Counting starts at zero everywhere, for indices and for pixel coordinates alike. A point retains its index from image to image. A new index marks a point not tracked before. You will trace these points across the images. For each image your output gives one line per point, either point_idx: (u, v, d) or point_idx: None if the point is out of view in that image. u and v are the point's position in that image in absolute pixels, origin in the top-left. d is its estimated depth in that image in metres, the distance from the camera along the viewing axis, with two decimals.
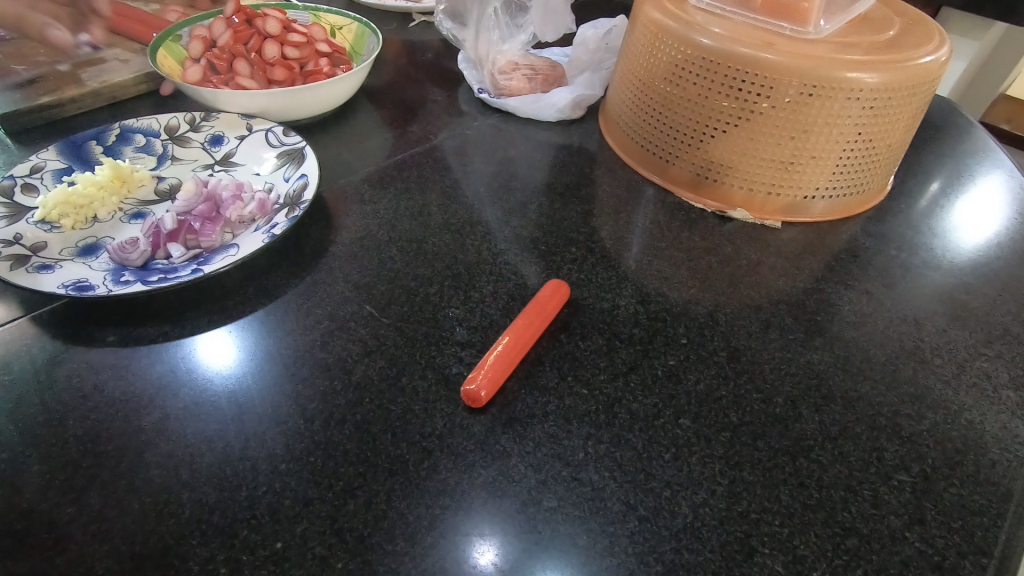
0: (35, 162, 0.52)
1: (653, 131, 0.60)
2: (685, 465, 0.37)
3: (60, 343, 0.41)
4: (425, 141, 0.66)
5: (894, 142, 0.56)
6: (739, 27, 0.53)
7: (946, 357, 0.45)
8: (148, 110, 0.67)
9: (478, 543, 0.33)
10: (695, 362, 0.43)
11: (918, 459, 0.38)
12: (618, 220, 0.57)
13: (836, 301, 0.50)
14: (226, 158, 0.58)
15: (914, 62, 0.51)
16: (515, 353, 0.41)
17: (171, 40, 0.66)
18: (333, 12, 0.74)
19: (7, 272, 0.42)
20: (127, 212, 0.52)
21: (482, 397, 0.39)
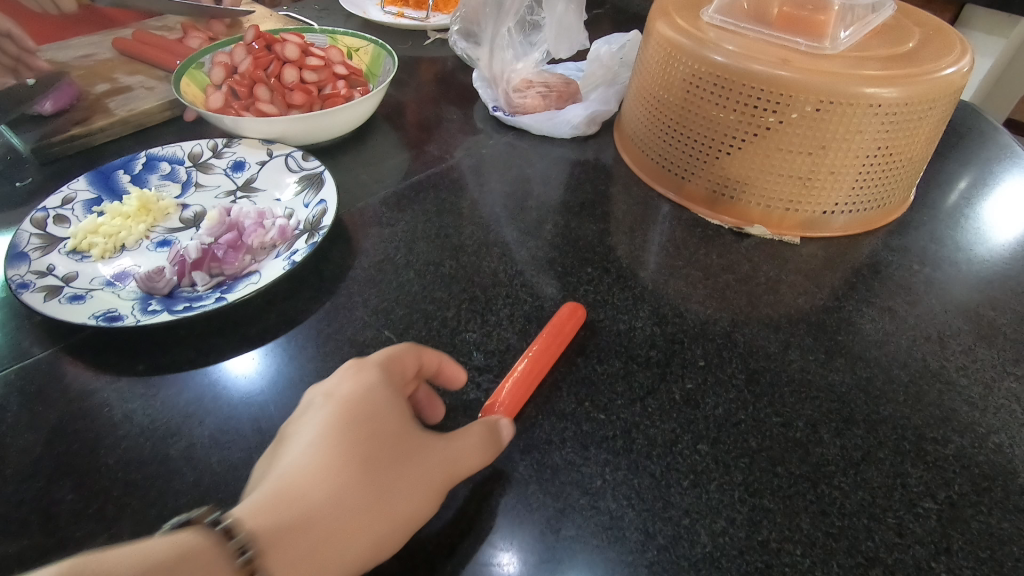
0: (67, 193, 0.54)
1: (668, 148, 0.60)
2: (704, 492, 0.37)
3: (91, 372, 0.43)
4: (441, 161, 0.66)
5: (915, 154, 0.55)
6: (753, 43, 0.52)
7: (972, 378, 0.44)
8: (171, 136, 0.68)
9: (496, 547, 0.34)
10: (714, 385, 0.43)
11: (944, 485, 0.37)
12: (634, 238, 0.57)
13: (857, 319, 0.49)
14: (248, 183, 0.59)
15: (934, 74, 0.50)
16: (531, 379, 0.42)
17: (194, 68, 0.68)
18: (349, 34, 0.76)
19: (41, 303, 0.43)
20: (154, 239, 0.53)
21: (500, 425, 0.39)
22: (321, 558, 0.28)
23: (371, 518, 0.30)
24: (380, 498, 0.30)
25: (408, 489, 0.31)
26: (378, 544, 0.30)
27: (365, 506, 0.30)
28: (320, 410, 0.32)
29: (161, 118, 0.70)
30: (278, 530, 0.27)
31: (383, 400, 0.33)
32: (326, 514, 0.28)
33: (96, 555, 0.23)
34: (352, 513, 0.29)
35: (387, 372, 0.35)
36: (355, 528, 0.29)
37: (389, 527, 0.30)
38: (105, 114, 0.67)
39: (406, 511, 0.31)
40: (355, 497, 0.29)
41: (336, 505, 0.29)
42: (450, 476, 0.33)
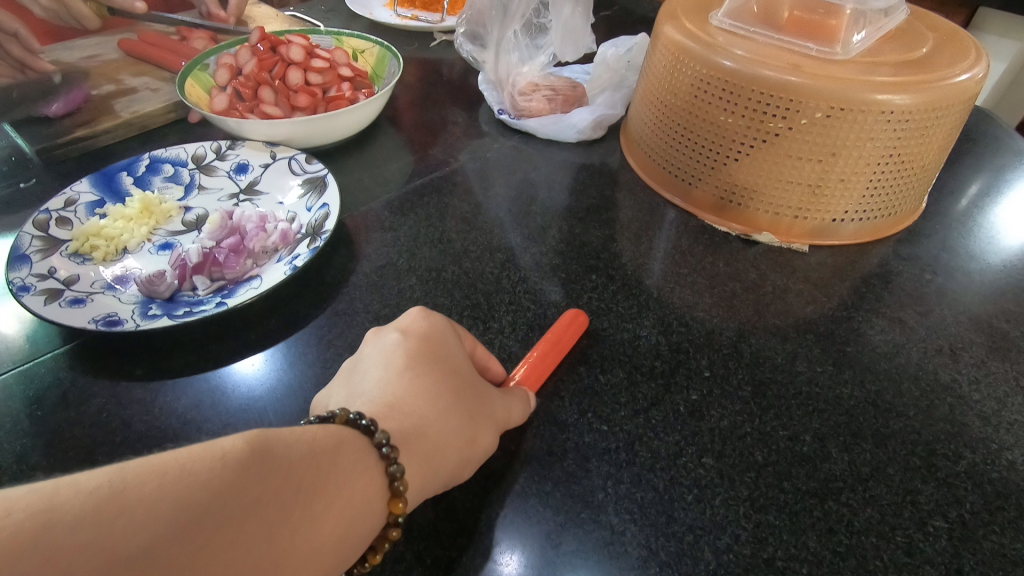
0: (70, 195, 0.54)
1: (675, 153, 0.60)
2: (708, 507, 0.36)
3: (90, 377, 0.42)
4: (446, 165, 0.66)
5: (928, 162, 0.54)
6: (762, 48, 0.51)
7: (984, 392, 0.43)
8: (175, 138, 0.68)
9: (499, 550, 0.34)
10: (719, 397, 0.42)
11: (955, 503, 0.37)
12: (640, 244, 0.57)
13: (866, 330, 0.48)
14: (251, 186, 0.59)
15: (947, 81, 0.49)
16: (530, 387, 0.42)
17: (199, 69, 0.68)
18: (354, 36, 0.75)
19: (40, 306, 0.43)
20: (155, 242, 0.53)
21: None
22: (431, 462, 0.33)
23: (464, 437, 0.35)
24: (469, 421, 0.35)
25: (489, 417, 0.36)
26: (467, 459, 0.35)
27: (459, 426, 0.35)
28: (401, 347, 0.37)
29: (165, 120, 0.70)
30: (399, 434, 0.33)
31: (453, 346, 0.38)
32: (433, 426, 0.34)
33: (273, 432, 0.28)
34: (450, 429, 0.34)
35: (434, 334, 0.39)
36: (453, 441, 0.34)
37: (475, 447, 0.35)
38: (109, 116, 0.66)
39: (487, 435, 0.36)
40: (451, 417, 0.35)
41: (438, 422, 0.34)
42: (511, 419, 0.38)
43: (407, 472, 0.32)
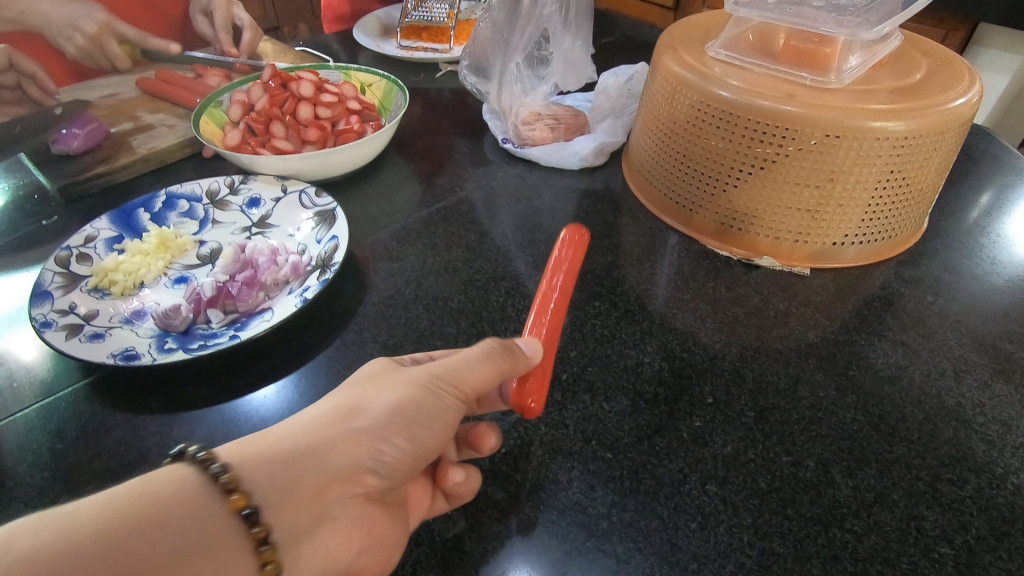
0: (89, 231, 0.56)
1: (676, 180, 0.61)
2: (712, 535, 0.36)
3: (108, 410, 0.44)
4: (452, 194, 0.67)
5: (926, 185, 0.55)
6: (758, 78, 0.53)
7: (989, 416, 0.43)
8: (190, 172, 0.71)
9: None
10: (722, 424, 0.43)
11: (961, 529, 0.37)
12: (642, 269, 0.58)
13: (869, 353, 0.49)
14: (263, 219, 0.61)
15: (942, 107, 0.50)
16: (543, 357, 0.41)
17: (213, 107, 0.71)
18: (362, 70, 0.78)
19: (62, 341, 0.45)
20: (171, 276, 0.55)
21: (533, 407, 0.39)
22: (301, 459, 0.30)
23: (347, 419, 0.33)
24: (352, 401, 0.34)
25: (380, 393, 0.35)
26: (361, 438, 0.33)
27: (334, 408, 0.34)
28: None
29: (181, 155, 0.72)
30: (256, 450, 0.30)
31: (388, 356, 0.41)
32: (298, 424, 0.32)
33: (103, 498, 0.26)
34: (324, 417, 0.33)
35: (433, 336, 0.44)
36: (328, 425, 0.32)
37: (368, 418, 0.33)
38: (127, 153, 0.69)
39: (376, 405, 0.34)
40: (325, 407, 0.34)
41: (310, 416, 0.33)
42: (461, 379, 0.37)
43: (258, 489, 0.28)
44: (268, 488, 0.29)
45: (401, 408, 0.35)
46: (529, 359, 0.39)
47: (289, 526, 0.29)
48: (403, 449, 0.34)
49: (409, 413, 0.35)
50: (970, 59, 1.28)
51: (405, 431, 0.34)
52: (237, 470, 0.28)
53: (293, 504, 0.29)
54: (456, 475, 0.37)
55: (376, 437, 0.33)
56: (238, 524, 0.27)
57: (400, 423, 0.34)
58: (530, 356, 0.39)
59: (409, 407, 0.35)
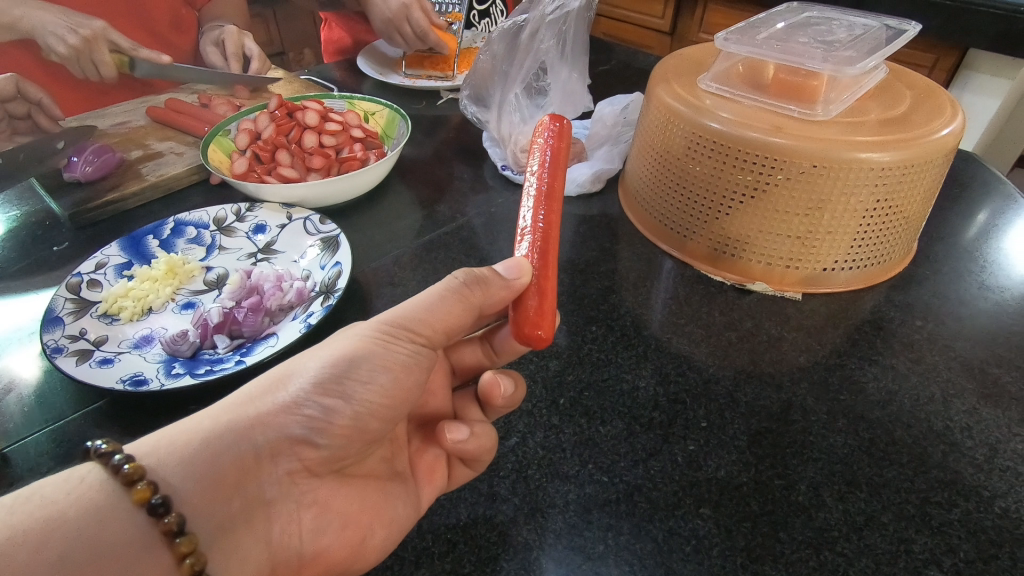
0: (100, 258, 0.58)
1: (671, 207, 0.62)
2: (705, 557, 0.37)
3: (117, 435, 0.45)
4: (452, 221, 0.69)
5: (913, 212, 0.56)
6: (748, 110, 0.55)
7: (975, 439, 0.45)
8: (198, 199, 0.72)
9: None
10: (715, 447, 0.44)
11: (949, 552, 0.37)
12: (638, 294, 0.59)
13: (860, 377, 0.50)
14: (268, 246, 0.62)
15: (927, 138, 0.51)
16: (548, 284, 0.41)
17: (220, 135, 0.72)
18: (366, 99, 0.80)
19: (72, 367, 0.46)
20: (179, 301, 0.56)
21: (542, 334, 0.38)
22: (215, 440, 0.33)
23: (273, 391, 0.36)
24: (284, 368, 0.38)
25: (315, 355, 0.38)
26: (286, 411, 0.36)
27: (264, 380, 0.37)
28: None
29: (189, 181, 0.74)
30: (169, 439, 0.32)
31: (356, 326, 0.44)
32: (220, 405, 0.35)
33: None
34: (249, 393, 0.36)
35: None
36: (250, 402, 0.36)
37: (295, 381, 0.37)
38: (137, 180, 0.71)
39: (305, 368, 0.37)
40: (254, 382, 0.37)
41: (236, 394, 0.36)
42: (418, 321, 0.40)
43: (163, 479, 0.31)
44: (180, 475, 0.31)
45: (327, 368, 0.37)
46: (509, 280, 0.40)
47: (211, 512, 0.32)
48: (337, 410, 0.36)
49: (345, 365, 0.37)
50: (959, 82, 1.31)
51: (337, 389, 0.37)
52: (143, 460, 0.31)
53: (209, 485, 0.32)
54: (455, 433, 0.40)
55: (304, 400, 0.36)
56: (145, 515, 0.29)
57: (328, 382, 0.37)
58: (508, 277, 0.40)
59: (345, 360, 0.37)
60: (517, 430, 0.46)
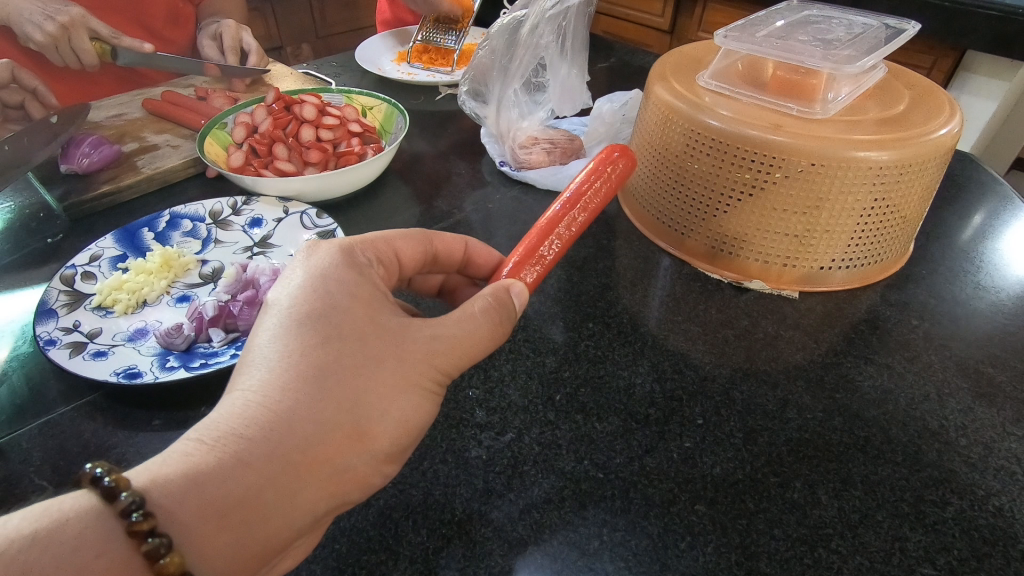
0: (95, 250, 0.57)
1: (670, 204, 0.62)
2: (701, 553, 0.37)
3: (110, 428, 0.44)
4: (450, 216, 0.69)
5: (911, 212, 0.57)
6: (747, 108, 0.55)
7: (971, 438, 0.45)
8: (194, 192, 0.72)
9: None
10: (711, 444, 0.44)
11: (943, 550, 0.37)
12: (636, 291, 0.59)
13: (855, 376, 0.50)
14: (264, 240, 0.62)
15: (925, 137, 0.51)
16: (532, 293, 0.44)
17: (217, 128, 0.72)
18: (364, 94, 0.79)
19: (66, 359, 0.46)
20: (174, 294, 0.56)
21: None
22: (274, 521, 0.29)
23: (345, 456, 0.31)
24: (351, 422, 0.31)
25: (387, 411, 0.33)
26: (356, 483, 0.32)
27: (332, 436, 0.31)
28: (274, 312, 0.34)
29: (185, 174, 0.74)
30: (212, 498, 0.28)
31: (346, 281, 0.36)
32: (274, 464, 0.29)
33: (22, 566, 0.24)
34: (314, 453, 0.30)
35: (402, 243, 0.43)
36: (318, 471, 0.30)
37: (368, 454, 0.32)
38: (132, 172, 0.70)
39: (380, 432, 0.33)
40: (319, 435, 0.30)
41: (295, 446, 0.30)
42: (454, 364, 0.36)
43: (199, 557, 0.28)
44: (224, 559, 0.28)
45: (400, 437, 0.34)
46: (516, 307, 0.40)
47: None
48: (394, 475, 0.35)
49: (412, 437, 0.35)
50: (958, 84, 1.31)
51: (400, 458, 0.35)
52: (180, 541, 0.27)
53: (252, 566, 0.29)
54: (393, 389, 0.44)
55: (372, 474, 0.33)
56: None
57: (396, 452, 0.34)
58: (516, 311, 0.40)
59: (414, 432, 0.35)
60: (513, 426, 0.45)
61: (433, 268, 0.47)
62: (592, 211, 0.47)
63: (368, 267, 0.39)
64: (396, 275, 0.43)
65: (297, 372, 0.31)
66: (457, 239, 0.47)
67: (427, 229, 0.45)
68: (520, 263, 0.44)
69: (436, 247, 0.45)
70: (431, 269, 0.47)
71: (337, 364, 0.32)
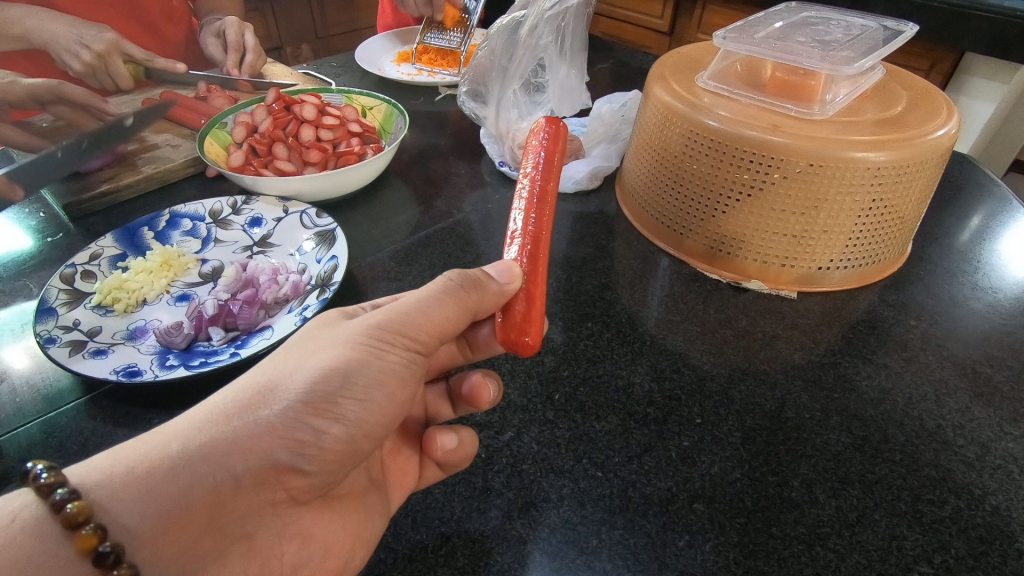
0: (94, 249, 0.57)
1: (668, 205, 0.62)
2: (699, 552, 0.37)
3: (109, 426, 0.44)
4: (449, 217, 0.69)
5: (908, 213, 0.57)
6: (745, 109, 0.55)
7: (968, 438, 0.45)
8: (193, 192, 0.72)
9: None
10: (710, 443, 0.44)
11: (940, 549, 0.38)
12: (634, 291, 0.59)
13: (853, 376, 0.50)
14: (264, 239, 0.62)
15: (923, 138, 0.51)
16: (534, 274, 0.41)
17: (217, 128, 0.71)
18: (364, 94, 0.79)
19: (66, 357, 0.46)
20: (173, 293, 0.56)
21: (529, 342, 0.39)
22: (183, 477, 0.31)
23: (256, 410, 0.34)
24: (264, 381, 0.35)
25: (302, 363, 0.36)
26: (277, 437, 0.34)
27: (242, 395, 0.34)
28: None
29: (185, 174, 0.74)
30: (127, 462, 0.31)
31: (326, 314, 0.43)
32: (188, 423, 0.33)
33: None
34: (223, 409, 0.34)
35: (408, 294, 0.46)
36: (228, 423, 0.33)
37: (279, 403, 0.34)
38: (132, 172, 0.70)
39: (293, 381, 0.35)
40: (232, 395, 0.34)
41: (207, 407, 0.34)
42: (401, 323, 0.37)
43: (113, 516, 0.30)
44: (139, 518, 0.30)
45: (318, 383, 0.35)
46: (502, 286, 0.39)
47: (174, 553, 0.31)
48: (331, 431, 0.35)
49: (338, 382, 0.35)
50: (956, 86, 1.31)
51: (330, 411, 0.35)
52: (90, 496, 0.30)
53: (172, 526, 0.31)
54: (444, 442, 0.41)
55: (293, 425, 0.34)
56: (89, 564, 0.28)
57: (319, 401, 0.35)
58: (502, 283, 0.39)
59: (338, 375, 0.35)
60: (512, 424, 0.45)
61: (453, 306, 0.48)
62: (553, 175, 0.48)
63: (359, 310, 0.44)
64: None
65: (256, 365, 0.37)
66: None
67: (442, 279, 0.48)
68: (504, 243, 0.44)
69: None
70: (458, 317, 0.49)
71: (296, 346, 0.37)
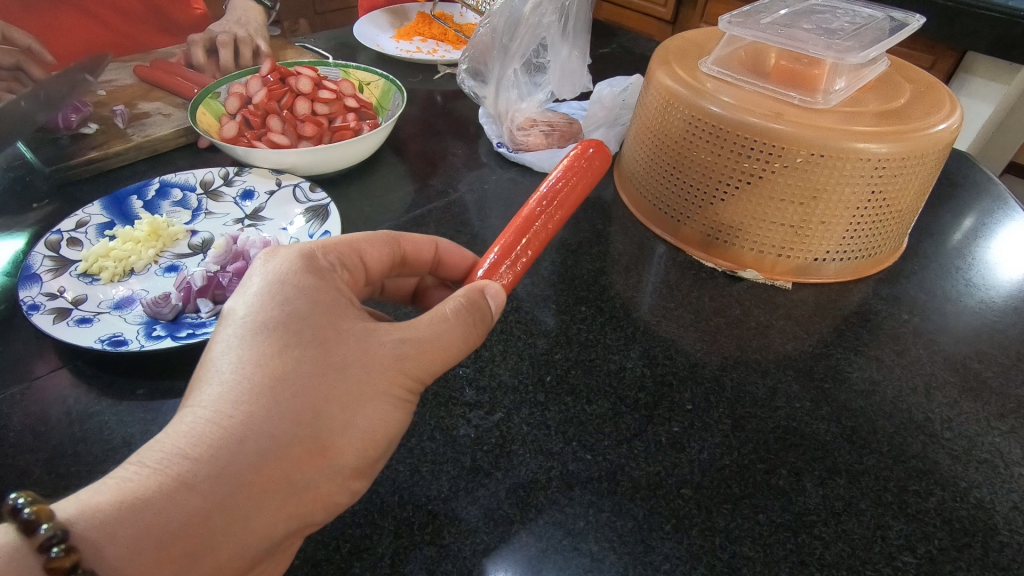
0: (81, 217, 0.56)
1: (666, 191, 0.62)
2: (685, 538, 0.37)
3: (93, 395, 0.44)
4: (444, 196, 0.68)
5: (906, 207, 0.57)
6: (748, 95, 0.54)
7: (955, 431, 0.45)
8: (183, 162, 0.71)
9: None
10: (700, 430, 0.44)
11: (924, 539, 0.38)
12: (629, 278, 0.59)
13: (845, 367, 0.50)
14: (256, 212, 0.61)
15: (924, 131, 0.51)
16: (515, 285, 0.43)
17: (210, 98, 0.70)
18: (361, 68, 0.78)
19: (48, 324, 0.45)
20: (161, 264, 0.55)
21: None
22: (223, 550, 0.28)
23: (306, 472, 0.30)
24: (312, 436, 0.30)
25: (352, 422, 0.31)
26: (318, 503, 0.31)
27: (293, 453, 0.29)
28: (231, 321, 0.32)
29: (176, 144, 0.72)
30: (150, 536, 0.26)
31: (307, 287, 0.34)
32: (224, 490, 0.28)
33: None
34: (267, 473, 0.28)
35: (367, 246, 0.41)
36: (267, 489, 0.28)
37: (330, 470, 0.30)
38: (122, 140, 0.69)
39: (344, 446, 0.31)
40: (279, 454, 0.29)
41: (245, 465, 0.28)
42: (426, 370, 0.34)
43: None
44: None
45: (365, 451, 0.32)
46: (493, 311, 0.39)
47: None
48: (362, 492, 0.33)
49: (381, 451, 0.33)
50: (956, 86, 1.31)
51: (366, 473, 0.33)
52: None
53: None
54: None
55: (336, 492, 0.31)
56: None
57: (364, 466, 0.32)
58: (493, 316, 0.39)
59: (383, 446, 0.33)
60: (502, 406, 0.45)
61: (403, 270, 0.46)
62: (568, 208, 0.46)
63: (331, 269, 0.36)
64: (364, 279, 0.41)
65: (264, 390, 0.30)
66: (426, 238, 0.45)
67: (395, 231, 0.44)
68: (499, 261, 0.43)
69: (405, 249, 0.44)
70: (401, 272, 0.46)
71: (302, 372, 0.30)
